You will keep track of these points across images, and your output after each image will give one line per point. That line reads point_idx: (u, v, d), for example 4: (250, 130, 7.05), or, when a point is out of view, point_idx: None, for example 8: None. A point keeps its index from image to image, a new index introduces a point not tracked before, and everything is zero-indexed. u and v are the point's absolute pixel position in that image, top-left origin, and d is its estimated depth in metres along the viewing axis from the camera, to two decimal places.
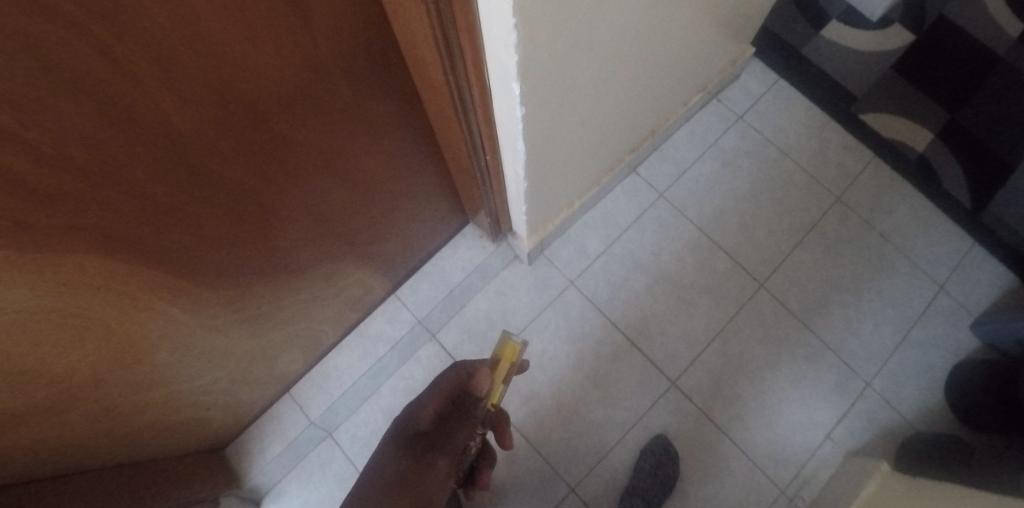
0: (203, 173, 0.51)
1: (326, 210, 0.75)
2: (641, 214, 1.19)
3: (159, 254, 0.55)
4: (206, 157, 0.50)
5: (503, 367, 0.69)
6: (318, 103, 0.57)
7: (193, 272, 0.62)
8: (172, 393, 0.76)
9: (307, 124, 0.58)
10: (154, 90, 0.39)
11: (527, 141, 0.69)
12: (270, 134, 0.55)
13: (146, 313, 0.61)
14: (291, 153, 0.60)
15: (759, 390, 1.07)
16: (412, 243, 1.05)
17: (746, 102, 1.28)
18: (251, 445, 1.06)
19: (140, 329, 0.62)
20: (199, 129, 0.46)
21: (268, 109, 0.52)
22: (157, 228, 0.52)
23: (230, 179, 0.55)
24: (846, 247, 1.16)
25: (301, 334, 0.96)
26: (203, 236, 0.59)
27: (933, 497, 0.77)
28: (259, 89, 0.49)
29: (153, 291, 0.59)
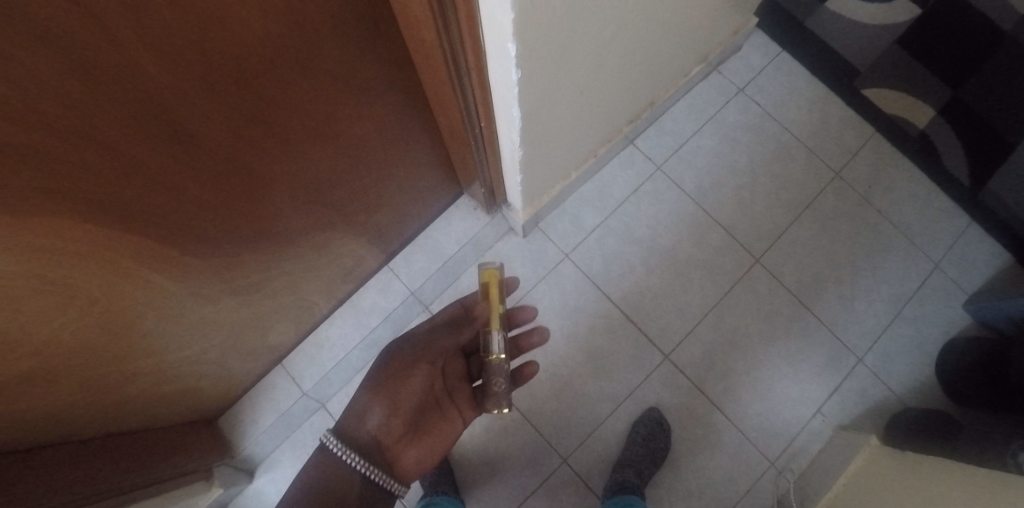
0: (190, 137, 0.50)
1: (317, 178, 0.73)
2: (638, 188, 1.17)
3: (145, 221, 0.54)
4: (190, 119, 0.48)
5: (494, 292, 0.76)
6: (306, 64, 0.55)
7: (182, 239, 0.61)
8: (161, 363, 0.76)
9: (294, 86, 0.56)
10: (130, 44, 0.37)
11: (524, 107, 0.67)
12: (256, 96, 0.53)
13: (131, 281, 0.59)
14: (279, 118, 0.58)
15: (751, 364, 1.08)
16: (405, 214, 1.03)
17: (748, 74, 1.25)
18: (244, 416, 1.06)
19: (123, 300, 0.60)
20: (181, 89, 0.44)
21: (255, 70, 0.50)
22: (143, 193, 0.50)
23: (218, 143, 0.54)
24: (844, 224, 1.16)
25: (293, 305, 0.95)
26: (190, 203, 0.57)
27: (923, 476, 0.78)
28: (244, 48, 0.46)
29: (137, 258, 0.57)
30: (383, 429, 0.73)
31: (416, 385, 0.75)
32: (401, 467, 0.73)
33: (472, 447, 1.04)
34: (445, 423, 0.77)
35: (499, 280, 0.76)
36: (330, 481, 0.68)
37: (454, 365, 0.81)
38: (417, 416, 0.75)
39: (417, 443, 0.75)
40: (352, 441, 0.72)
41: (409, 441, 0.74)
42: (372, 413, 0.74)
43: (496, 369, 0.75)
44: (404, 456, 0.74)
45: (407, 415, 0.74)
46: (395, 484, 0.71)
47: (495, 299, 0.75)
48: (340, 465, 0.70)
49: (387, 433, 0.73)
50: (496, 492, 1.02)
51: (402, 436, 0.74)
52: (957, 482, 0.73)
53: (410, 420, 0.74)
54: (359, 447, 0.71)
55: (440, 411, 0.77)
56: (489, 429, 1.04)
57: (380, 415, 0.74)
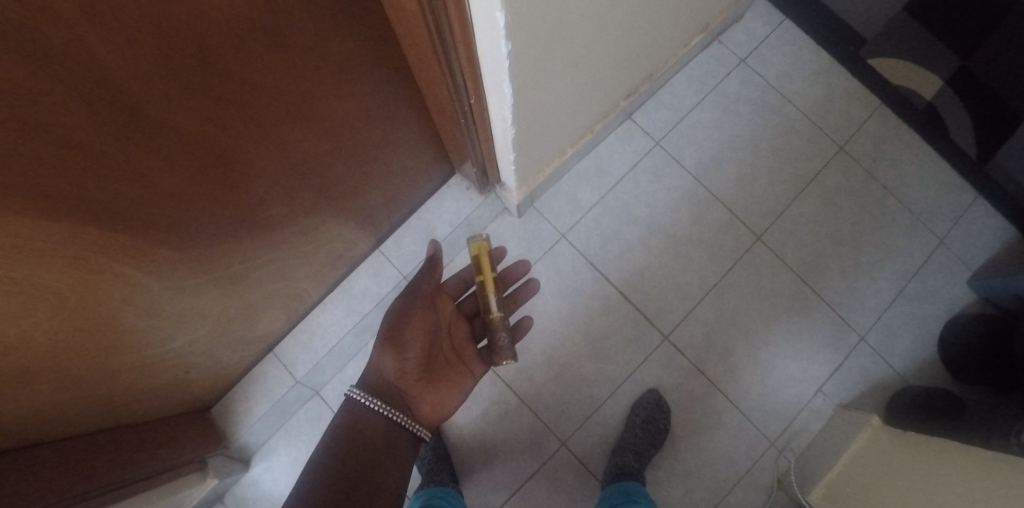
0: (152, 122, 0.45)
1: (298, 161, 0.70)
2: (636, 164, 1.13)
3: (115, 215, 0.50)
4: (153, 105, 0.44)
5: (484, 260, 0.83)
6: (278, 39, 0.50)
7: (157, 232, 0.58)
8: (145, 357, 0.73)
9: (266, 63, 0.51)
10: (75, 24, 0.32)
11: (515, 82, 0.63)
12: (225, 76, 0.48)
13: (106, 278, 0.56)
14: (252, 98, 0.54)
15: (752, 345, 1.06)
16: (395, 196, 1.00)
17: (750, 44, 1.20)
18: (237, 405, 1.04)
19: (96, 297, 0.57)
20: (138, 69, 0.40)
21: (219, 47, 0.45)
22: (110, 186, 0.47)
23: (184, 128, 0.49)
24: (848, 199, 1.13)
25: (282, 292, 0.92)
26: (162, 193, 0.54)
27: (931, 461, 0.77)
28: (208, 25, 0.42)
29: (110, 254, 0.54)
30: (399, 374, 0.79)
31: (415, 332, 0.79)
32: (422, 411, 0.80)
33: (470, 432, 1.03)
34: (456, 376, 0.84)
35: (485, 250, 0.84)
36: (357, 424, 0.74)
37: (460, 325, 0.86)
38: (427, 363, 0.81)
39: (432, 392, 0.81)
40: (372, 388, 0.78)
41: (423, 391, 0.80)
42: (384, 359, 0.78)
43: (498, 325, 0.81)
44: (421, 404, 0.80)
45: (417, 364, 0.79)
46: (421, 428, 0.78)
47: (486, 268, 0.83)
48: (361, 414, 0.75)
49: (403, 377, 0.79)
50: (494, 476, 1.01)
51: (417, 383, 0.79)
52: (964, 465, 0.72)
53: (421, 368, 0.80)
54: (378, 394, 0.77)
55: (450, 363, 0.84)
56: (487, 414, 1.03)
57: (393, 363, 0.78)
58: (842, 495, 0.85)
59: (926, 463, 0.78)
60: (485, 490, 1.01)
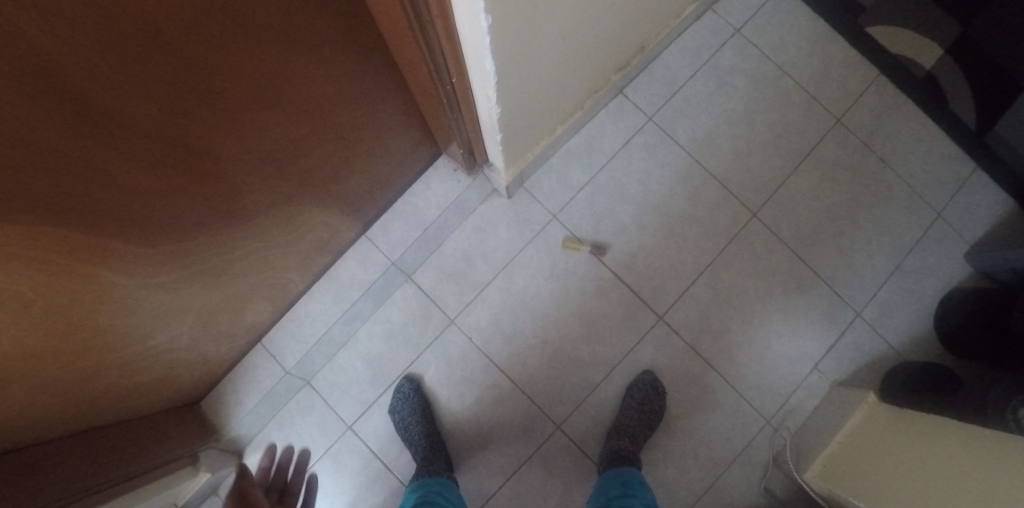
0: (108, 115, 0.42)
1: (272, 148, 0.66)
2: (629, 140, 1.10)
3: (82, 216, 0.47)
4: (110, 99, 0.41)
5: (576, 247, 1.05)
6: (239, 19, 0.47)
7: (127, 229, 0.55)
8: (126, 354, 0.71)
9: (229, 46, 0.48)
10: (24, 27, 0.30)
11: (498, 59, 0.59)
12: (185, 63, 0.45)
13: (79, 279, 0.54)
14: (217, 85, 0.51)
15: (748, 324, 1.05)
16: (379, 180, 0.96)
17: (745, 13, 1.15)
18: (226, 398, 1.02)
19: (66, 299, 0.54)
20: (92, 66, 0.37)
21: (173, 27, 0.41)
22: (75, 187, 0.44)
23: (142, 118, 0.45)
24: (845, 173, 1.10)
25: (266, 283, 0.89)
26: (129, 190, 0.51)
27: (933, 439, 0.76)
28: (163, 10, 0.39)
29: (81, 256, 0.51)
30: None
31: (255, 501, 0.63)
32: None
33: (464, 418, 1.02)
34: None
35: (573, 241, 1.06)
36: None
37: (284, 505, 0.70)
38: None
39: None
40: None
41: None
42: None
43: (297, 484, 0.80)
44: None
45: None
46: None
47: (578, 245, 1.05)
48: None
49: None
50: (489, 462, 1.01)
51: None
52: (963, 445, 0.72)
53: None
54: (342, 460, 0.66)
55: None
56: (481, 399, 1.02)
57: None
58: (839, 472, 0.85)
59: (925, 443, 0.77)
60: (480, 476, 1.00)
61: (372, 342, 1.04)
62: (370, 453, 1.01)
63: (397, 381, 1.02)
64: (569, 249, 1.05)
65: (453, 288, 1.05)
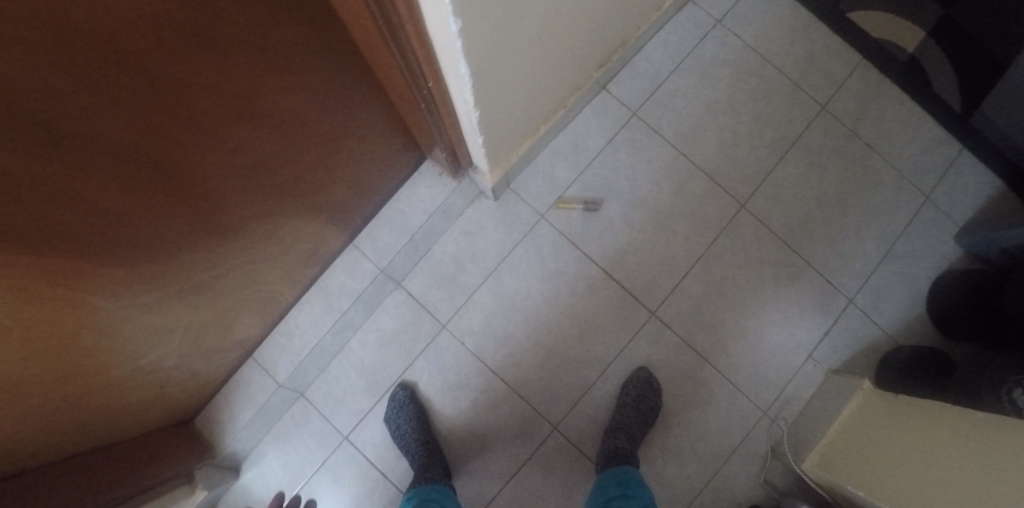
0: (82, 140, 0.42)
1: (252, 162, 0.66)
2: (614, 136, 1.09)
3: (61, 242, 0.47)
4: (84, 125, 0.41)
5: (567, 207, 1.06)
6: (207, 36, 0.47)
7: (108, 251, 0.55)
8: (115, 376, 0.70)
9: (201, 64, 0.48)
10: None
11: (471, 61, 0.58)
12: (157, 83, 0.45)
13: (62, 304, 0.53)
14: (191, 103, 0.51)
15: (741, 316, 1.04)
16: (364, 189, 0.96)
17: (725, 4, 1.15)
18: (220, 414, 1.01)
19: (47, 324, 0.53)
20: (62, 94, 0.37)
21: (137, 45, 0.40)
22: (53, 213, 0.44)
23: (117, 139, 0.45)
24: (832, 160, 1.10)
25: (253, 297, 0.89)
26: (108, 212, 0.51)
27: (931, 425, 0.76)
28: (130, 31, 0.39)
29: (62, 281, 0.51)
30: None
31: None
32: None
33: (460, 423, 1.01)
34: None
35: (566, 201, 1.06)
36: None
37: None
38: None
39: None
40: None
41: None
42: None
43: None
44: None
45: None
46: None
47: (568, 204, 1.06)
48: None
49: None
50: (487, 466, 1.00)
51: None
52: (959, 429, 0.71)
53: None
54: None
55: None
56: (476, 404, 1.01)
57: None
58: (838, 462, 0.85)
59: (923, 430, 0.76)
60: (479, 481, 1.00)
61: (365, 351, 1.03)
62: (367, 462, 1.01)
63: (391, 389, 1.01)
64: (563, 206, 1.06)
65: (443, 293, 1.04)
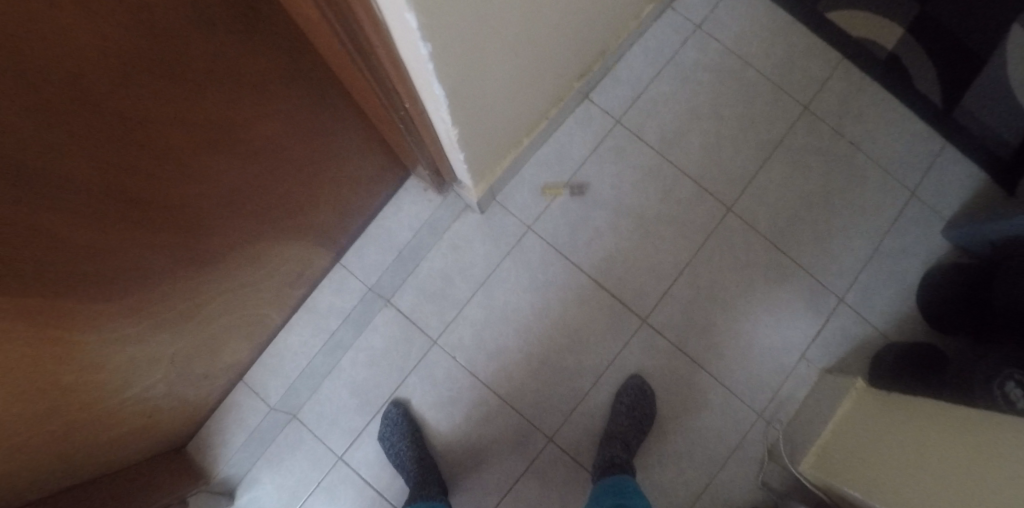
0: (62, 183, 0.42)
1: (231, 189, 0.66)
2: (598, 144, 1.09)
3: (43, 282, 0.47)
4: (63, 167, 0.41)
5: (553, 193, 1.07)
6: (179, 71, 0.47)
7: (90, 286, 0.54)
8: (103, 408, 0.70)
9: (174, 98, 0.48)
10: None
11: (445, 82, 0.58)
12: (134, 120, 0.45)
13: (49, 343, 0.53)
14: (167, 136, 0.51)
15: (732, 319, 1.04)
16: (349, 208, 0.96)
17: (704, 8, 1.15)
18: (212, 440, 1.00)
19: (37, 362, 0.52)
20: (42, 140, 0.37)
21: (105, 85, 0.40)
22: (35, 255, 0.44)
23: (96, 179, 0.45)
24: (816, 159, 1.10)
25: (240, 321, 0.88)
26: (88, 249, 0.50)
27: (923, 423, 0.76)
28: (103, 73, 0.39)
29: (46, 320, 0.51)
30: None
31: None
32: None
33: (454, 438, 1.01)
34: None
35: (552, 187, 1.07)
36: None
37: None
38: None
39: None
40: None
41: None
42: None
43: None
44: None
45: None
46: None
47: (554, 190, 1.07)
48: None
49: None
50: (483, 481, 0.99)
51: None
52: (951, 424, 0.71)
53: None
54: None
55: None
56: (470, 418, 1.01)
57: None
58: (833, 464, 0.85)
59: (915, 428, 0.76)
60: (475, 496, 0.99)
61: (357, 370, 1.02)
62: (363, 482, 1.00)
63: (383, 407, 1.01)
64: (550, 194, 1.07)
65: (433, 308, 1.04)
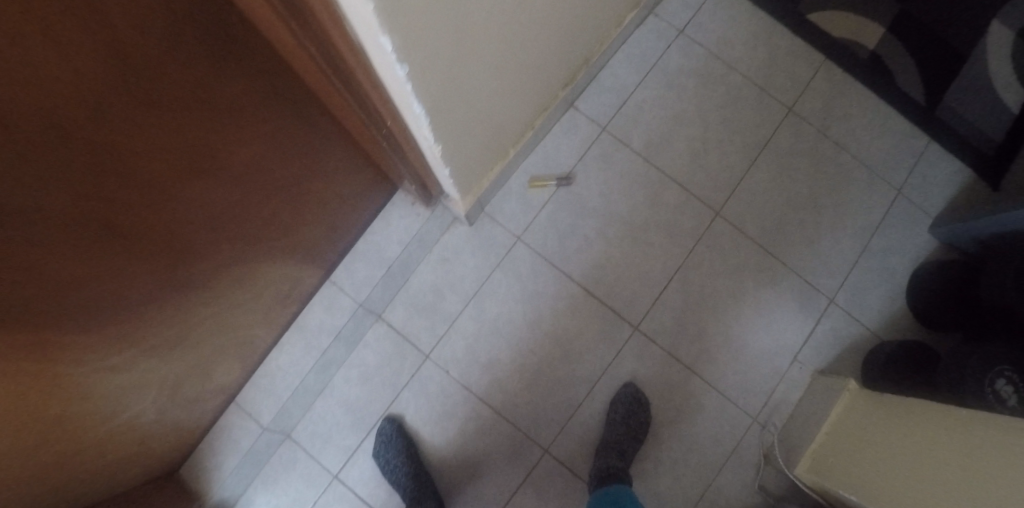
0: (40, 220, 0.41)
1: (213, 213, 0.66)
2: (585, 153, 1.09)
3: (21, 318, 0.46)
4: (41, 204, 0.40)
5: (540, 185, 1.07)
6: (155, 101, 0.47)
7: (72, 319, 0.54)
8: (93, 438, 0.69)
9: (151, 128, 0.48)
10: None
11: (425, 101, 0.58)
12: (111, 152, 0.45)
13: (35, 378, 0.52)
14: (146, 165, 0.50)
15: (723, 324, 1.04)
16: (336, 225, 0.95)
17: (686, 13, 1.16)
18: (205, 462, 0.99)
19: (22, 397, 0.52)
20: (19, 179, 0.37)
21: (80, 120, 0.40)
22: (12, 292, 0.43)
23: (74, 212, 0.45)
24: (802, 161, 1.11)
25: (230, 342, 0.88)
26: (68, 281, 0.50)
27: (915, 423, 0.76)
28: (78, 109, 0.39)
29: (30, 356, 0.50)
30: None
31: None
32: None
33: (450, 452, 1.00)
34: None
35: (537, 179, 1.08)
36: None
37: None
38: None
39: None
40: None
41: None
42: None
43: None
44: None
45: None
46: None
47: (540, 181, 1.07)
48: None
49: None
50: (481, 495, 0.99)
51: None
52: (944, 424, 0.71)
53: None
54: None
55: None
56: (465, 432, 1.00)
57: None
58: (828, 466, 0.85)
59: (907, 428, 0.77)
60: None
61: (349, 387, 1.02)
62: (359, 499, 1.00)
63: (377, 424, 1.00)
64: (535, 186, 1.07)
65: (425, 322, 1.03)
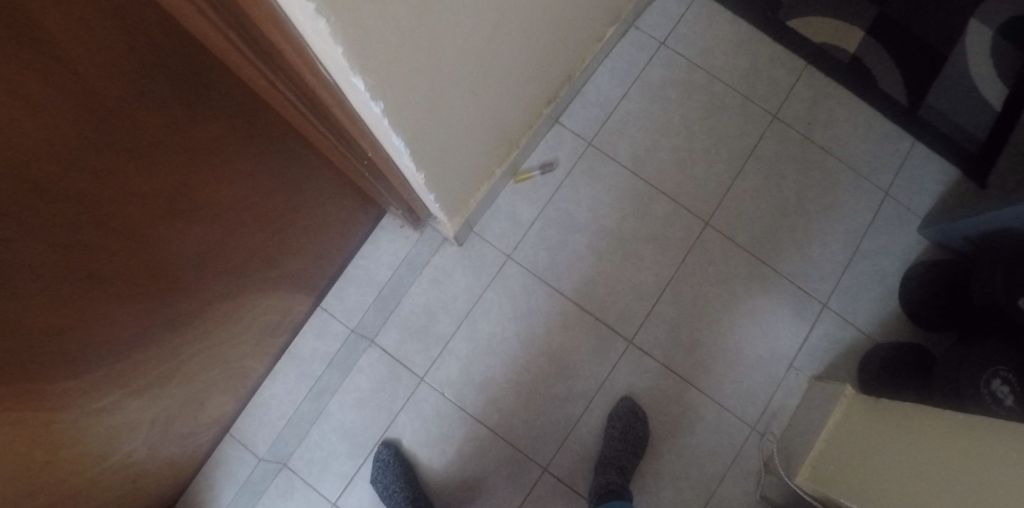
0: (20, 276, 0.41)
1: (198, 251, 0.65)
2: (572, 168, 1.10)
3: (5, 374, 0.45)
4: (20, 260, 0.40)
5: (524, 178, 1.08)
6: (133, 150, 0.47)
7: (61, 368, 0.53)
8: (86, 480, 0.68)
9: (130, 176, 0.48)
10: None
11: (404, 133, 0.58)
12: (91, 204, 0.45)
13: (23, 428, 0.52)
14: (126, 212, 0.50)
15: (717, 333, 1.04)
16: (324, 253, 0.95)
17: (667, 25, 1.17)
18: (201, 496, 0.98)
19: (8, 448, 0.51)
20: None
21: (58, 177, 0.40)
22: None
23: (55, 265, 0.44)
24: (788, 167, 1.11)
25: (222, 375, 0.87)
26: (53, 332, 0.49)
27: (912, 428, 0.76)
28: (56, 165, 0.39)
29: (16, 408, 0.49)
30: None
31: None
32: None
33: (449, 475, 0.99)
34: None
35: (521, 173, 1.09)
36: None
37: None
38: None
39: None
40: None
41: None
42: None
43: None
44: None
45: None
46: None
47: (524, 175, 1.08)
48: None
49: None
50: None
51: None
52: (942, 427, 0.71)
53: None
54: None
55: None
56: (463, 453, 1.00)
57: None
58: (828, 474, 0.84)
59: (904, 433, 0.76)
60: None
61: (345, 413, 1.01)
62: None
63: (374, 449, 0.99)
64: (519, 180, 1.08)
65: (418, 345, 1.03)
